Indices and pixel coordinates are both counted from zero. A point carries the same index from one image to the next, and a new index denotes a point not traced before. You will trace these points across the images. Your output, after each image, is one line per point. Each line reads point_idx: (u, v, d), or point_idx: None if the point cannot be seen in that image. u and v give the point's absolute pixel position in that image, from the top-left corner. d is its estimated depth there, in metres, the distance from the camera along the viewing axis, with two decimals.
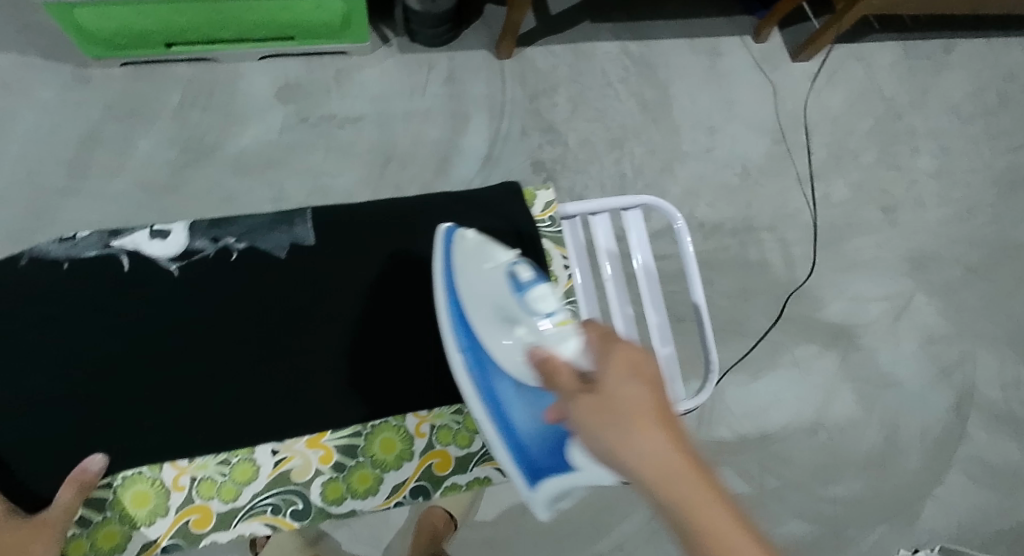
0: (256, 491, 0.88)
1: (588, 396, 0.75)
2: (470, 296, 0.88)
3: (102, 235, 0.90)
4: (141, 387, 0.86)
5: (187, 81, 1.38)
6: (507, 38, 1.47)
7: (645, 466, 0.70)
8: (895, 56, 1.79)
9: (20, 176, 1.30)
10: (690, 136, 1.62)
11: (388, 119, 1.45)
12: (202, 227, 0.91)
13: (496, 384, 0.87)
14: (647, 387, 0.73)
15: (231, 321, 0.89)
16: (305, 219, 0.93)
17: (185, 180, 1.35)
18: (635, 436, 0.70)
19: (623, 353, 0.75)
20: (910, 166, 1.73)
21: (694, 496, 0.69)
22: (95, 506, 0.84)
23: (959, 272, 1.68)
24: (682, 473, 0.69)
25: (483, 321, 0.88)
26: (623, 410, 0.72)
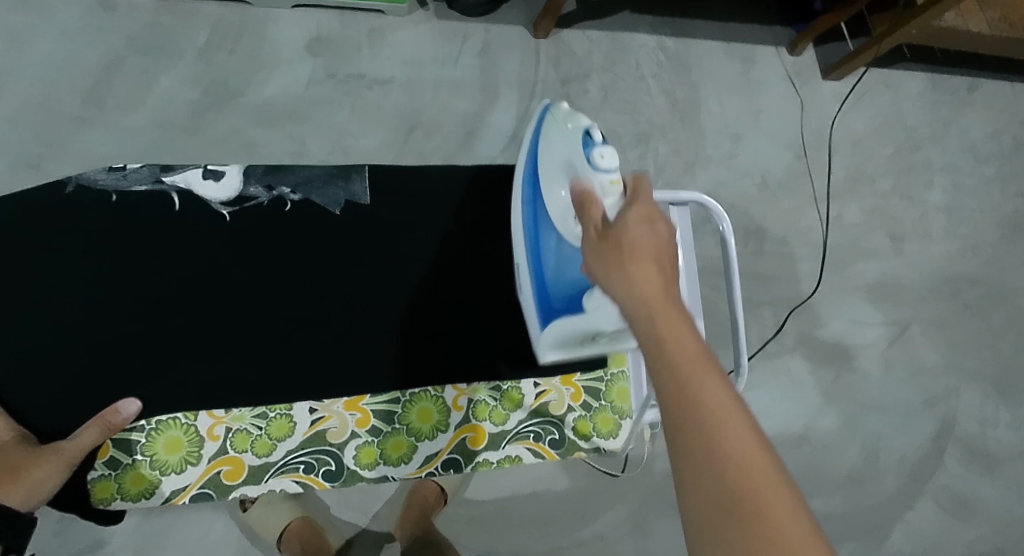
0: (290, 448, 0.98)
1: (602, 231, 0.80)
2: (545, 155, 0.96)
3: (153, 170, 1.03)
4: (192, 326, 0.98)
5: (217, 20, 1.35)
6: (549, 17, 1.46)
7: (626, 290, 0.73)
8: (921, 87, 1.79)
9: (33, 99, 1.25)
10: (715, 140, 1.63)
11: (417, 85, 1.42)
12: (256, 175, 1.05)
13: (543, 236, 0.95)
14: (655, 236, 0.76)
15: (287, 276, 1.02)
16: (359, 181, 1.08)
17: (205, 123, 1.30)
18: (626, 263, 0.74)
19: (643, 207, 0.79)
20: (922, 198, 1.73)
21: (665, 323, 0.69)
22: (125, 449, 0.94)
23: (956, 309, 1.68)
24: (664, 301, 0.71)
25: (549, 176, 0.93)
26: (626, 243, 0.76)
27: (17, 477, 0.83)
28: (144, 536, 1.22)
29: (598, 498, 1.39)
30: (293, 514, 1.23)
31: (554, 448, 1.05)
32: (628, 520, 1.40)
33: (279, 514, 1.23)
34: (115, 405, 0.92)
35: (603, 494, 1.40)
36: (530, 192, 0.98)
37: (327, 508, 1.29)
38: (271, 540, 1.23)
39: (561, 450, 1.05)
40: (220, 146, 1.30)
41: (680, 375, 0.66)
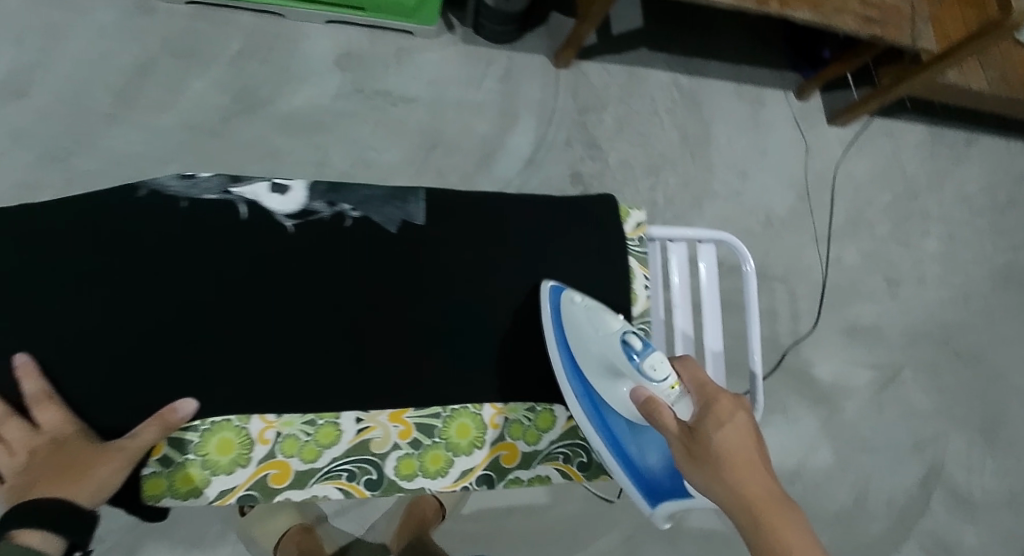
0: (335, 456, 0.89)
1: (685, 438, 0.83)
2: (584, 353, 0.92)
3: (223, 180, 0.92)
4: (239, 337, 0.86)
5: (250, 30, 1.38)
6: (571, 49, 1.51)
7: (736, 496, 0.77)
8: (921, 138, 1.85)
9: (65, 96, 1.27)
10: (723, 177, 1.67)
11: (440, 105, 1.46)
12: (320, 190, 0.93)
13: (613, 426, 0.92)
14: (743, 434, 0.81)
15: (338, 287, 0.90)
16: (417, 198, 0.96)
17: (232, 129, 1.33)
18: (727, 472, 0.78)
19: (722, 408, 0.83)
20: (918, 246, 1.78)
21: (780, 524, 0.75)
22: (178, 447, 0.84)
23: (946, 355, 1.72)
24: (779, 508, 0.76)
25: (601, 377, 0.92)
26: (721, 453, 0.80)
27: (76, 478, 0.78)
28: (142, 534, 1.23)
29: (593, 523, 1.41)
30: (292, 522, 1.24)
31: (583, 471, 0.97)
32: (621, 546, 1.42)
33: (277, 522, 1.22)
34: (174, 406, 0.82)
35: (598, 519, 1.42)
36: (585, 393, 0.92)
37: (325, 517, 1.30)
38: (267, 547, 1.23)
39: (589, 473, 0.98)
40: (246, 151, 1.33)
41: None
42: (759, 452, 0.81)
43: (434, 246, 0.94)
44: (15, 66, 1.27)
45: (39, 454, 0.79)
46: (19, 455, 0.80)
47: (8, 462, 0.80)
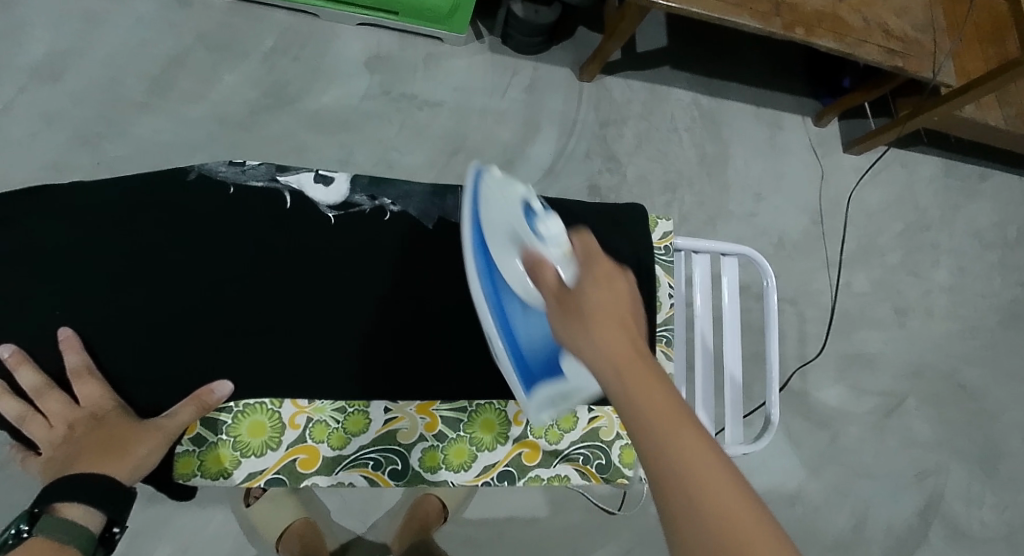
0: (362, 444, 0.92)
1: (561, 295, 0.75)
2: (489, 222, 0.87)
3: (270, 168, 0.94)
4: (275, 321, 0.90)
5: (284, 28, 1.41)
6: (596, 62, 1.54)
7: (600, 356, 0.68)
8: (935, 170, 1.87)
9: (100, 81, 1.30)
10: (738, 198, 1.68)
11: (464, 111, 1.49)
12: (363, 184, 0.96)
13: (506, 303, 0.86)
14: (620, 295, 0.72)
15: (374, 278, 0.93)
16: (455, 197, 0.99)
17: (261, 123, 1.35)
18: (593, 328, 0.70)
19: (603, 268, 0.74)
20: (927, 276, 1.79)
21: (641, 384, 0.65)
22: (211, 427, 0.88)
23: (951, 387, 1.73)
24: (641, 365, 0.67)
25: (499, 244, 0.86)
26: (589, 308, 0.71)
27: (117, 454, 0.79)
28: (146, 521, 1.23)
29: (593, 534, 1.41)
30: (295, 516, 1.23)
31: (601, 473, 0.99)
32: None
33: (280, 516, 1.22)
34: (210, 388, 0.86)
35: (598, 531, 1.42)
36: (485, 264, 0.86)
37: (329, 512, 1.31)
38: (270, 541, 1.22)
39: (609, 476, 1.00)
40: (272, 145, 1.35)
41: (666, 448, 0.62)
42: (633, 311, 0.72)
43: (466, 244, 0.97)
44: (52, 50, 1.29)
45: (78, 429, 0.81)
46: (57, 428, 0.82)
47: (47, 434, 0.82)
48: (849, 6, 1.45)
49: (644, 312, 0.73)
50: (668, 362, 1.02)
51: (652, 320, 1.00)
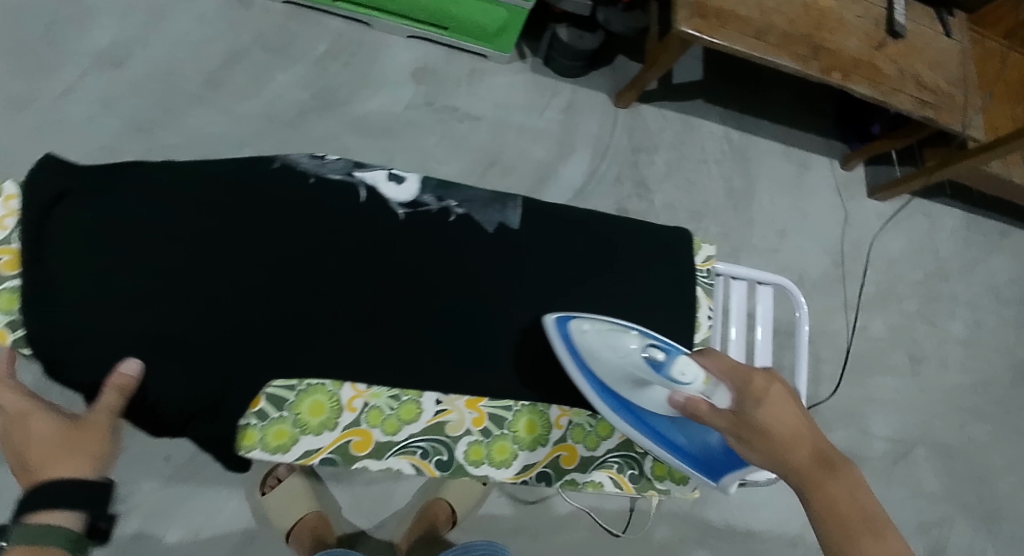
0: (412, 432, 0.95)
1: (738, 425, 0.84)
2: (600, 371, 0.94)
3: (348, 164, 0.98)
4: (339, 308, 0.92)
5: (338, 34, 1.47)
6: (633, 91, 1.60)
7: (801, 469, 0.81)
8: (957, 223, 1.90)
9: (159, 72, 1.33)
10: (762, 233, 1.72)
11: (502, 127, 1.55)
12: (431, 185, 1.00)
13: (655, 425, 0.95)
14: (788, 411, 0.84)
15: (437, 274, 0.96)
16: (516, 205, 1.02)
17: (309, 123, 1.40)
18: (788, 448, 0.82)
19: (768, 390, 0.85)
20: (943, 327, 1.81)
21: (848, 493, 0.80)
22: (275, 402, 0.91)
23: (960, 440, 1.74)
24: (836, 472, 0.81)
25: (629, 385, 0.94)
26: (776, 433, 0.83)
27: (70, 454, 0.82)
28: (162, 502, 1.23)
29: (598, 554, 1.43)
30: (309, 508, 1.26)
31: (634, 483, 1.03)
32: None
33: (295, 506, 1.25)
34: (119, 367, 0.84)
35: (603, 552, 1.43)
36: (615, 402, 0.96)
37: (340, 510, 1.33)
38: (280, 531, 1.25)
39: (639, 486, 1.04)
40: (318, 145, 1.40)
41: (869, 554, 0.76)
42: (804, 421, 0.84)
43: (524, 250, 0.99)
44: (115, 37, 1.33)
45: (24, 442, 0.83)
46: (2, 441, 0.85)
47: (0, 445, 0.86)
48: (885, 55, 1.49)
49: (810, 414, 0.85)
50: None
51: (691, 341, 1.03)
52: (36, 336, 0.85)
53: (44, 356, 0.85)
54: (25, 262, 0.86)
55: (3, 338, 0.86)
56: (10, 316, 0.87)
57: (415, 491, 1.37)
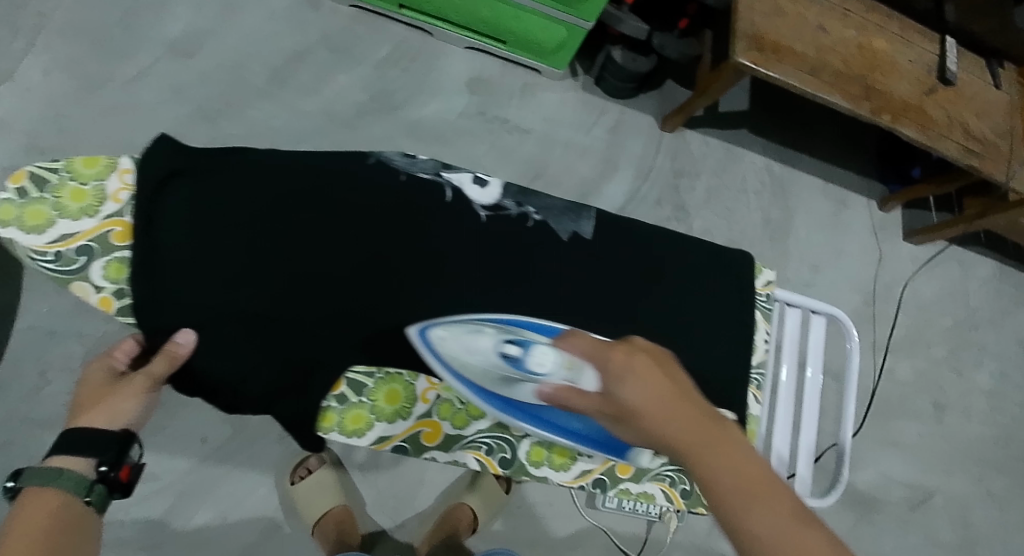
0: (480, 427, 1.00)
1: (603, 403, 0.79)
2: (478, 379, 0.94)
3: (436, 165, 1.02)
4: (417, 302, 0.94)
5: (400, 40, 1.50)
6: (679, 115, 1.63)
7: (670, 439, 0.73)
8: (989, 273, 1.90)
9: (228, 63, 1.37)
10: (796, 267, 1.73)
11: (550, 142, 1.58)
12: (512, 191, 1.03)
13: (550, 418, 0.95)
14: (650, 378, 0.76)
15: (514, 277, 0.98)
16: (590, 216, 1.04)
17: (366, 124, 1.43)
18: (650, 420, 0.75)
19: (630, 361, 0.77)
20: (970, 377, 1.81)
21: (721, 461, 0.71)
22: (355, 388, 0.96)
23: (979, 492, 1.73)
24: (707, 441, 0.72)
25: (506, 385, 0.93)
26: (636, 407, 0.75)
27: (97, 407, 0.89)
28: (196, 482, 1.25)
29: None
30: (336, 501, 1.27)
31: (686, 498, 1.05)
32: None
33: (322, 499, 1.27)
34: (174, 338, 0.89)
35: None
36: (501, 404, 0.94)
37: (364, 505, 1.33)
38: (307, 523, 1.26)
39: (690, 502, 1.06)
40: (373, 147, 1.43)
41: (752, 521, 0.68)
42: (671, 385, 0.76)
43: (596, 260, 1.01)
44: (188, 27, 1.37)
45: (78, 393, 0.92)
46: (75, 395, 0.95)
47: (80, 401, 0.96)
48: (935, 101, 1.51)
49: (678, 377, 0.77)
50: (756, 404, 1.05)
51: (749, 364, 1.04)
52: (142, 304, 0.91)
53: (147, 324, 0.91)
54: (137, 231, 0.92)
55: (111, 305, 0.92)
56: (117, 285, 0.93)
57: (438, 493, 1.36)
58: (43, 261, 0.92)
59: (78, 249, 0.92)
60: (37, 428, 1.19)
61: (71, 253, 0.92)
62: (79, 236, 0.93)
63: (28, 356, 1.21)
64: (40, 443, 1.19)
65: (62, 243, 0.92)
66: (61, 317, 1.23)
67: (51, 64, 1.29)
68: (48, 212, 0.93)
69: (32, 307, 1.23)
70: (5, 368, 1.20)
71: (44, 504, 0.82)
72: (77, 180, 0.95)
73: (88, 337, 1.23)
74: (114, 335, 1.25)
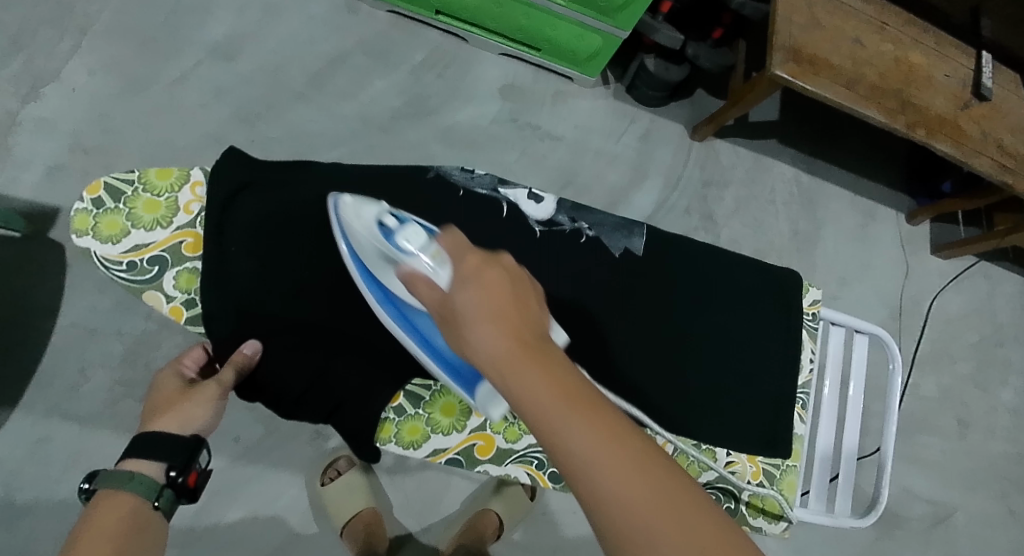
0: (531, 442, 1.03)
1: (444, 308, 0.79)
2: (363, 256, 0.93)
3: (493, 180, 1.04)
4: None
5: (435, 46, 1.52)
6: (710, 125, 1.62)
7: (483, 349, 0.73)
8: (1018, 288, 1.87)
9: (268, 67, 1.42)
10: (822, 279, 1.73)
11: (581, 149, 1.58)
12: (566, 206, 1.04)
13: (414, 321, 0.92)
14: (487, 289, 0.76)
15: (567, 293, 1.00)
16: (642, 233, 1.05)
17: (400, 129, 1.46)
18: (473, 327, 0.74)
19: (478, 273, 0.77)
20: (994, 394, 1.79)
21: (525, 373, 0.70)
22: (412, 400, 1.00)
23: (1001, 511, 1.72)
24: (521, 353, 0.71)
25: (381, 270, 0.92)
26: (466, 312, 0.75)
27: (172, 411, 0.92)
28: (228, 481, 1.26)
29: None
30: (366, 503, 1.28)
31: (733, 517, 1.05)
32: None
33: (352, 501, 1.28)
34: (240, 347, 0.93)
35: None
36: (382, 293, 0.94)
37: (391, 507, 1.33)
38: (336, 525, 1.27)
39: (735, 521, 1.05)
40: (406, 152, 1.45)
41: (564, 428, 0.67)
42: (510, 299, 0.75)
43: (646, 277, 1.03)
44: (231, 32, 1.42)
45: (151, 396, 0.95)
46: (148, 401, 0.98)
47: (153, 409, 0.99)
48: (969, 116, 1.50)
49: (524, 288, 0.76)
50: (801, 424, 1.07)
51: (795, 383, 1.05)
52: (213, 314, 0.95)
53: (217, 335, 0.95)
54: (208, 244, 0.96)
55: (181, 314, 0.97)
56: (188, 294, 0.98)
57: (465, 497, 1.36)
58: (117, 270, 0.97)
59: (150, 258, 0.97)
60: (75, 425, 1.21)
61: (144, 263, 0.97)
62: (152, 246, 0.98)
63: (67, 353, 1.23)
64: (78, 438, 1.21)
65: (135, 253, 0.98)
66: (101, 315, 1.25)
67: (97, 65, 1.35)
68: (122, 222, 0.98)
69: (74, 303, 1.24)
70: (46, 364, 1.22)
71: (117, 506, 0.84)
72: (150, 192, 0.99)
73: (126, 336, 1.25)
74: (151, 333, 1.26)
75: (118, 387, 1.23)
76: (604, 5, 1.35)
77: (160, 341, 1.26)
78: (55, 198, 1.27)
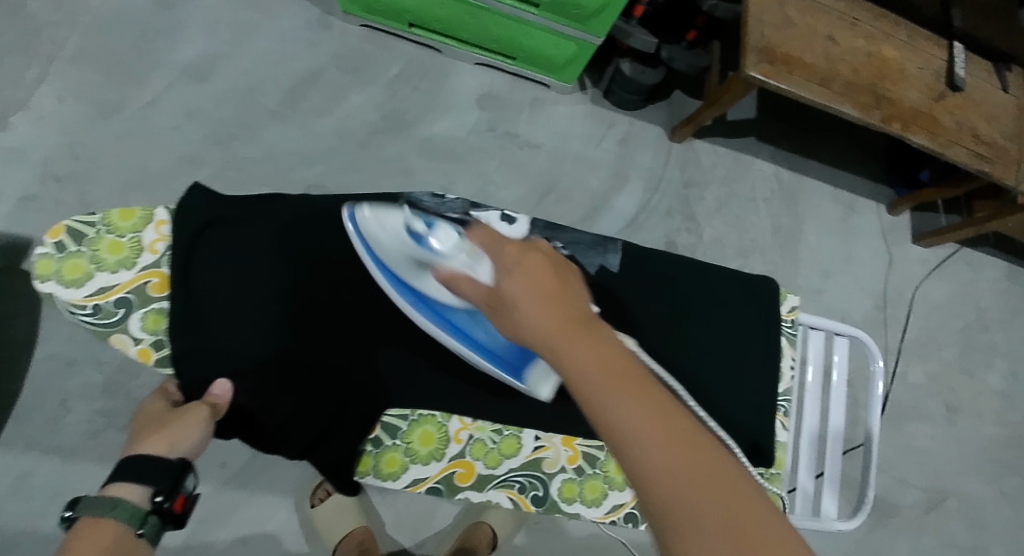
0: (512, 466, 1.06)
1: (488, 296, 0.80)
2: (391, 264, 0.93)
3: (464, 204, 1.05)
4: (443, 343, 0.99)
5: (410, 59, 1.52)
6: (688, 126, 1.62)
7: (534, 331, 0.73)
8: (998, 273, 1.88)
9: (241, 87, 1.41)
10: (806, 273, 1.73)
11: (560, 154, 1.58)
12: (540, 226, 1.05)
13: (454, 318, 0.93)
14: (539, 273, 0.77)
15: None
16: (616, 249, 1.06)
17: (377, 144, 1.45)
18: (520, 310, 0.74)
19: (514, 256, 0.78)
20: (981, 378, 1.80)
21: (581, 352, 0.70)
22: (390, 432, 1.03)
23: (992, 495, 1.72)
24: (571, 335, 0.71)
25: (413, 274, 0.92)
26: (508, 297, 0.76)
27: (159, 433, 0.91)
28: (217, 505, 1.25)
29: None
30: (357, 522, 1.27)
31: None
32: None
33: (343, 520, 1.27)
34: (211, 389, 0.94)
35: None
36: (411, 294, 0.95)
37: (383, 524, 1.33)
38: (328, 545, 1.26)
39: None
40: (384, 166, 1.45)
41: (623, 419, 0.66)
42: (556, 282, 0.76)
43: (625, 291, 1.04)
44: (202, 53, 1.41)
45: (138, 421, 0.95)
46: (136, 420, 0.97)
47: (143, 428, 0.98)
48: (944, 107, 1.50)
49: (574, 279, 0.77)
50: (783, 431, 1.09)
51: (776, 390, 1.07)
52: (183, 355, 0.96)
53: (188, 375, 0.96)
54: (173, 285, 0.97)
55: (149, 356, 0.98)
56: (155, 336, 0.98)
57: (458, 511, 1.36)
58: (83, 314, 0.97)
59: (115, 301, 0.98)
60: (59, 457, 1.20)
61: (109, 306, 0.98)
62: (117, 288, 0.98)
63: (50, 384, 1.22)
64: (62, 470, 1.20)
65: (100, 296, 0.98)
66: (81, 345, 1.24)
67: (66, 92, 1.34)
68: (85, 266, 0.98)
69: (54, 333, 1.24)
70: (29, 397, 1.21)
71: (100, 534, 0.83)
72: (114, 233, 1.00)
73: (107, 365, 1.24)
74: (132, 362, 1.25)
75: (100, 416, 1.23)
76: (577, 12, 1.36)
77: (141, 369, 1.25)
78: (29, 229, 1.26)
